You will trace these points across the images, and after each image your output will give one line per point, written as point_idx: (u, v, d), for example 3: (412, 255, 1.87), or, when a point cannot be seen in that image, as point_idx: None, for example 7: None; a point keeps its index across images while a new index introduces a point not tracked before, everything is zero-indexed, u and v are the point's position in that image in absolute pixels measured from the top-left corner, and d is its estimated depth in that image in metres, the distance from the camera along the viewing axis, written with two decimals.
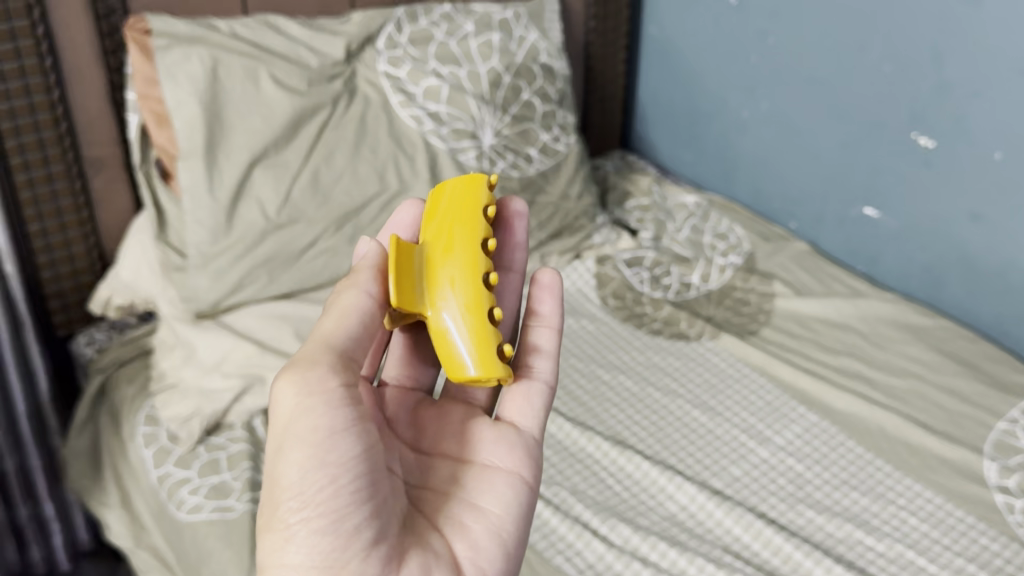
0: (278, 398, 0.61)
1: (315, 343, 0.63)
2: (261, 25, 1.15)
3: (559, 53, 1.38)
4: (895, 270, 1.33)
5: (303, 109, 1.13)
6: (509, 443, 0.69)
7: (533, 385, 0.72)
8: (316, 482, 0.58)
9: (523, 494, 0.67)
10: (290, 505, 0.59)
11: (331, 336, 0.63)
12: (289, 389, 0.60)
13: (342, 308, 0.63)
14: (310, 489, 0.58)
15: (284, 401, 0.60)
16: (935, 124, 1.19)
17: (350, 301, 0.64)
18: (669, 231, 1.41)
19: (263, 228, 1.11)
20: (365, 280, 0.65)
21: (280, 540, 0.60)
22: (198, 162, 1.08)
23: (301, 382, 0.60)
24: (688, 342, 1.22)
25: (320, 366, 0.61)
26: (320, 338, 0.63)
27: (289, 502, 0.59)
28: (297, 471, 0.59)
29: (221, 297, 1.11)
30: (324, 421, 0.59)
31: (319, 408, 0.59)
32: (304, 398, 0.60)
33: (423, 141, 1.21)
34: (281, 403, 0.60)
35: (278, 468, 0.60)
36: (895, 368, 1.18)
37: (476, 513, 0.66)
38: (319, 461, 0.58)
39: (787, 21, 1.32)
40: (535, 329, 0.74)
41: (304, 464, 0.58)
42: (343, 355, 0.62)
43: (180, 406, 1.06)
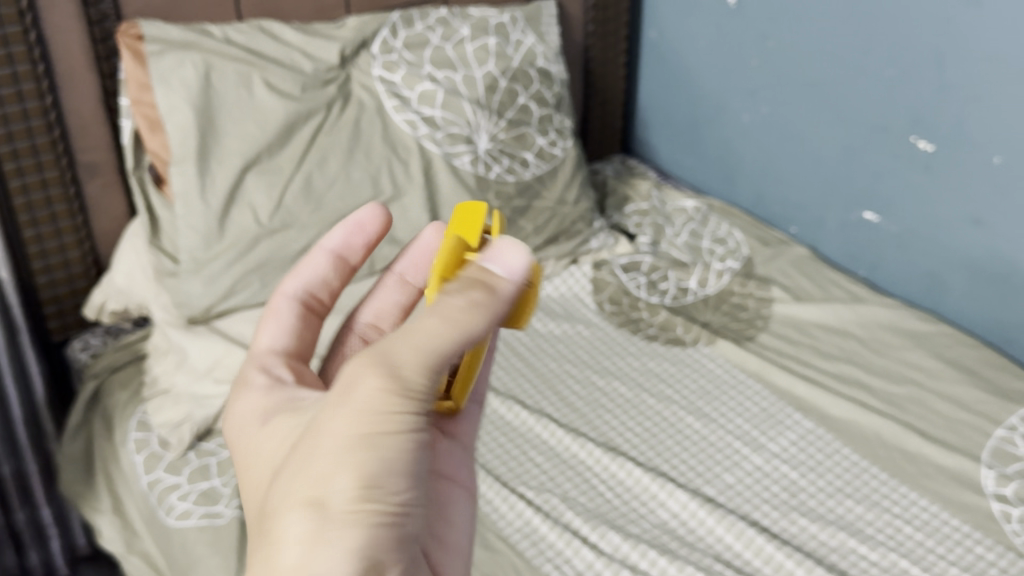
0: (363, 385, 0.48)
1: (413, 334, 0.49)
2: (255, 29, 1.15)
3: (557, 57, 1.38)
4: (895, 275, 1.32)
5: (296, 113, 1.13)
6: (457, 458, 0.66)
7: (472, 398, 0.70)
8: (390, 489, 0.47)
9: (469, 509, 0.64)
10: (348, 503, 0.46)
11: (437, 337, 0.49)
12: (384, 377, 0.48)
13: (458, 307, 0.50)
14: (382, 494, 0.47)
15: (377, 385, 0.48)
16: (934, 128, 1.17)
17: (470, 306, 0.50)
18: (668, 235, 1.40)
19: (255, 233, 1.11)
20: (505, 290, 0.52)
21: (314, 539, 0.46)
22: (191, 167, 1.08)
23: (398, 376, 0.48)
24: (684, 347, 1.21)
25: (423, 364, 0.49)
26: (424, 338, 0.49)
27: (351, 497, 0.46)
28: (376, 469, 0.47)
29: (213, 302, 1.11)
30: (411, 430, 0.48)
31: (413, 413, 0.48)
32: (399, 398, 0.48)
33: (418, 145, 1.21)
34: (369, 382, 0.48)
35: (349, 457, 0.47)
36: (893, 374, 1.17)
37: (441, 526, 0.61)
38: (400, 469, 0.47)
39: (785, 24, 1.31)
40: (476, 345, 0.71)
41: (388, 462, 0.47)
42: (443, 370, 0.49)
43: (173, 410, 1.06)
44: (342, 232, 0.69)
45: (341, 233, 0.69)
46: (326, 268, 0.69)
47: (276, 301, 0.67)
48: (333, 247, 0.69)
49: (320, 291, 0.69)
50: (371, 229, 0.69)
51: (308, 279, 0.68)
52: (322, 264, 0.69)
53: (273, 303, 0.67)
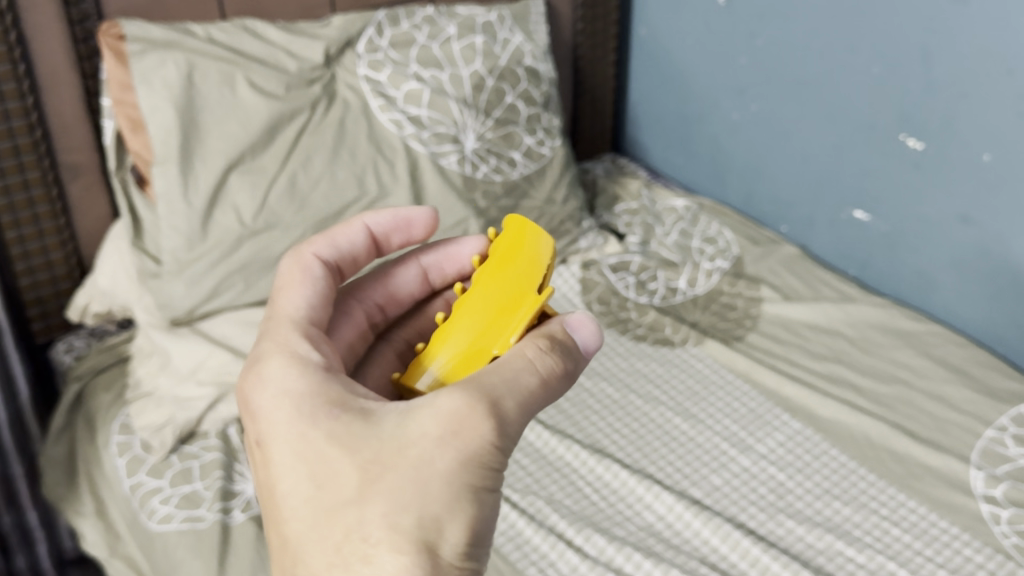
0: (478, 424, 0.49)
1: (511, 385, 0.52)
2: (238, 28, 1.14)
3: (545, 55, 1.37)
4: (886, 273, 1.30)
5: (280, 113, 1.12)
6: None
7: None
8: (483, 542, 0.48)
9: None
10: (455, 551, 0.47)
11: (527, 398, 0.52)
12: (496, 430, 0.50)
13: (550, 370, 0.55)
14: (478, 546, 0.48)
15: (492, 432, 0.49)
16: (923, 125, 1.17)
17: (556, 371, 0.55)
18: (657, 235, 1.39)
19: (238, 234, 1.10)
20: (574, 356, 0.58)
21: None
22: (174, 167, 1.07)
23: (504, 431, 0.50)
24: (673, 348, 1.20)
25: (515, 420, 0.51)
26: (520, 391, 0.52)
27: (457, 545, 0.47)
28: (481, 523, 0.48)
29: (196, 303, 1.10)
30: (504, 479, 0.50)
31: (502, 469, 0.50)
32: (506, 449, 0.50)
33: (404, 145, 1.20)
34: (483, 426, 0.49)
35: (464, 502, 0.47)
36: (882, 374, 1.16)
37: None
38: (489, 525, 0.49)
39: (774, 22, 1.31)
40: None
41: (487, 517, 0.48)
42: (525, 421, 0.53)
43: (155, 414, 1.05)
44: (441, 254, 0.72)
45: (390, 220, 0.68)
46: (360, 245, 0.67)
47: (304, 259, 0.64)
48: (372, 227, 0.68)
49: (344, 262, 0.67)
50: (466, 265, 0.73)
51: (341, 249, 0.66)
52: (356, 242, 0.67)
53: (302, 259, 0.64)
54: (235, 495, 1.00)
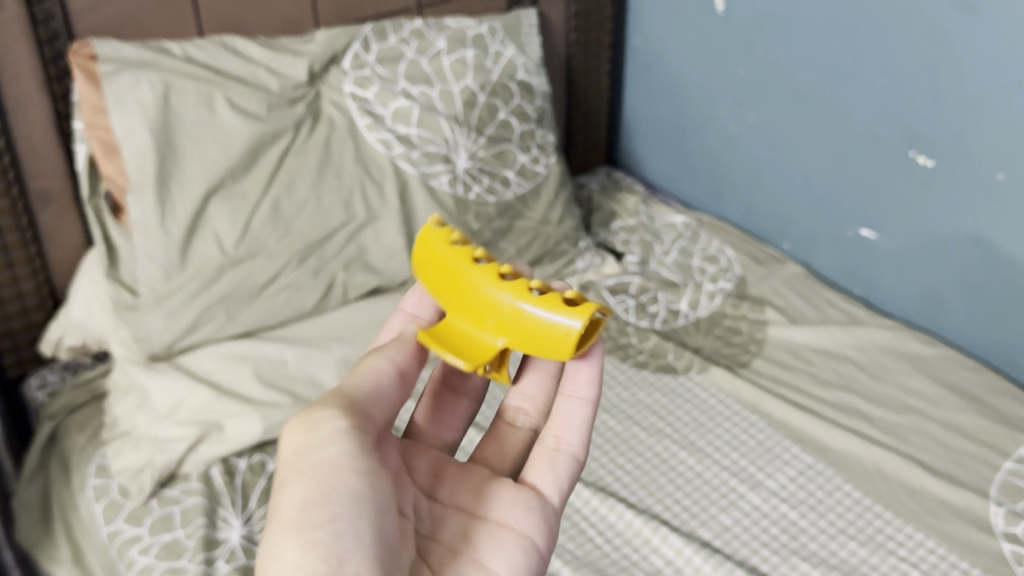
0: (288, 443, 0.58)
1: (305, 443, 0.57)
2: (216, 46, 1.08)
3: (539, 68, 1.32)
4: (893, 294, 1.25)
5: (262, 135, 1.06)
6: (528, 507, 0.66)
7: (559, 456, 0.70)
8: (327, 512, 0.53)
9: (532, 558, 0.64)
10: (288, 542, 0.52)
11: (340, 387, 0.63)
12: (296, 427, 0.58)
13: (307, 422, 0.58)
14: (315, 522, 0.53)
15: (301, 439, 0.57)
16: (933, 142, 1.12)
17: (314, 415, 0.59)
18: (657, 253, 1.34)
19: (219, 263, 1.04)
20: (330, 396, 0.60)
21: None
22: (150, 195, 1.01)
23: (306, 421, 0.58)
24: (676, 376, 1.15)
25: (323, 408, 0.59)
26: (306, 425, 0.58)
27: (289, 539, 0.53)
28: (301, 503, 0.54)
29: (175, 338, 1.04)
30: (336, 455, 0.56)
31: (323, 460, 0.56)
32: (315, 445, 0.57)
33: (393, 166, 1.15)
34: (295, 444, 0.57)
35: (290, 490, 0.55)
36: (892, 401, 1.11)
37: (482, 572, 0.63)
38: (325, 494, 0.54)
39: (775, 32, 1.24)
40: (567, 404, 0.72)
41: (309, 495, 0.54)
42: (335, 433, 0.58)
43: (132, 456, 1.00)
44: None
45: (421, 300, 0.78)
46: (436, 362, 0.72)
47: None
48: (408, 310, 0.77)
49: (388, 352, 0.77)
50: None
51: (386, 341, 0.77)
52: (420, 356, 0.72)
53: None
54: (218, 544, 0.94)
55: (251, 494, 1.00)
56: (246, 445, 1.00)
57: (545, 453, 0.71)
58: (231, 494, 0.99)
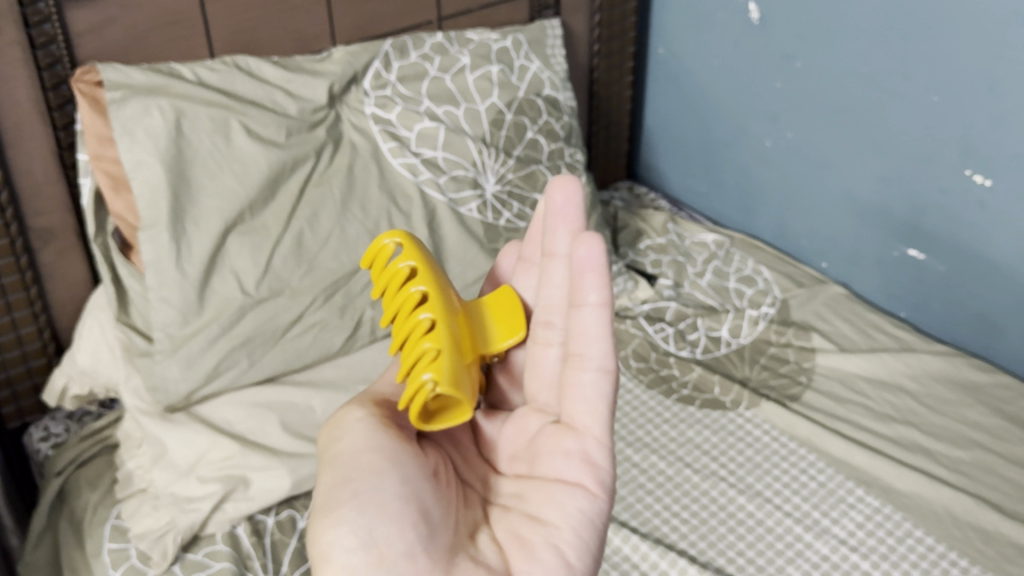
0: (323, 449, 0.60)
1: (330, 443, 0.60)
2: (229, 67, 1.00)
3: (564, 82, 1.25)
4: (943, 316, 1.19)
5: (282, 164, 0.99)
6: (568, 452, 0.61)
7: (585, 374, 0.60)
8: (347, 491, 0.55)
9: (584, 502, 0.60)
10: (321, 533, 0.55)
11: (368, 398, 0.63)
12: (326, 435, 0.60)
13: (331, 427, 0.61)
14: (339, 501, 0.55)
15: (328, 441, 0.60)
16: (991, 160, 1.05)
17: (341, 416, 0.61)
18: (689, 275, 1.28)
19: (240, 304, 0.96)
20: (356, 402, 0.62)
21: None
22: (163, 233, 0.93)
23: (334, 428, 0.60)
24: (725, 413, 1.08)
25: (352, 413, 0.61)
26: (333, 427, 0.61)
27: (320, 532, 0.55)
28: (329, 492, 0.56)
29: (194, 388, 0.96)
30: (354, 441, 0.58)
31: (345, 447, 0.58)
32: (338, 439, 0.59)
33: (420, 192, 1.07)
34: (326, 443, 0.60)
35: (322, 483, 0.58)
36: (954, 435, 1.04)
37: (537, 526, 0.59)
38: (348, 480, 0.56)
39: (815, 44, 1.17)
40: (582, 312, 0.58)
41: (335, 485, 0.56)
42: (353, 421, 0.60)
43: (151, 518, 0.93)
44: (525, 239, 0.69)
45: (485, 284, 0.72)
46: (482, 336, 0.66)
47: None
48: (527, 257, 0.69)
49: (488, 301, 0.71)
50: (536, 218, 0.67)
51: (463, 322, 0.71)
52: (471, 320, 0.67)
53: None
54: None
55: (282, 558, 0.92)
56: (274, 501, 0.93)
57: (575, 374, 0.60)
58: (261, 557, 0.92)
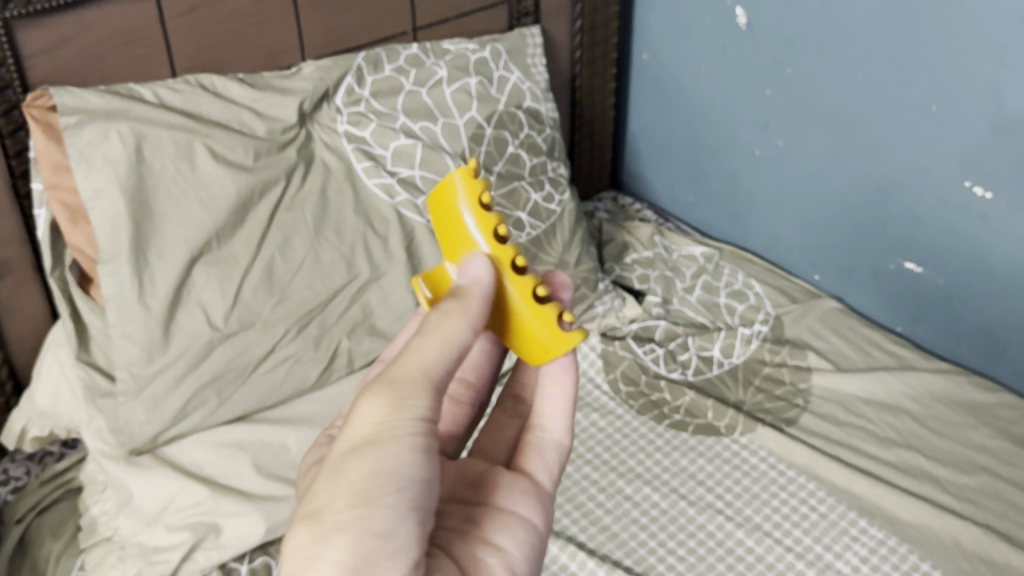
0: (365, 405, 0.48)
1: (376, 404, 0.48)
2: (192, 87, 0.95)
3: (545, 93, 1.20)
4: (942, 332, 1.15)
5: (250, 189, 0.93)
6: (523, 489, 0.58)
7: (545, 442, 0.62)
8: (394, 490, 0.46)
9: (536, 540, 0.56)
10: (342, 509, 0.45)
11: (428, 364, 0.50)
12: (373, 395, 0.48)
13: (389, 379, 0.49)
14: (383, 497, 0.45)
15: (380, 403, 0.48)
16: (993, 172, 1.01)
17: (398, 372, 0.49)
18: (678, 291, 1.23)
19: (209, 339, 0.91)
20: (475, 313, 0.53)
21: (310, 550, 0.45)
22: (125, 266, 0.88)
23: (388, 392, 0.48)
24: (720, 439, 1.03)
25: (417, 387, 0.49)
26: (390, 380, 0.49)
27: (342, 505, 0.45)
28: (368, 470, 0.46)
29: (160, 431, 0.90)
30: (412, 428, 0.48)
31: (403, 429, 0.47)
32: (394, 412, 0.48)
33: (397, 215, 1.02)
34: (374, 404, 0.48)
35: (361, 456, 0.46)
36: (958, 460, 1.00)
37: (493, 550, 0.53)
38: (395, 472, 0.46)
39: (807, 50, 1.13)
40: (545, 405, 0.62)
41: (380, 467, 0.46)
42: (419, 386, 0.49)
43: (117, 571, 0.86)
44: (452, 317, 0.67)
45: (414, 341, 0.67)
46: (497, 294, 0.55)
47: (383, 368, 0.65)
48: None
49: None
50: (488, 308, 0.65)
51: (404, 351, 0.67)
52: (483, 301, 0.54)
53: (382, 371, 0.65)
54: None
55: None
56: (248, 548, 0.88)
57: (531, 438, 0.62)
58: None
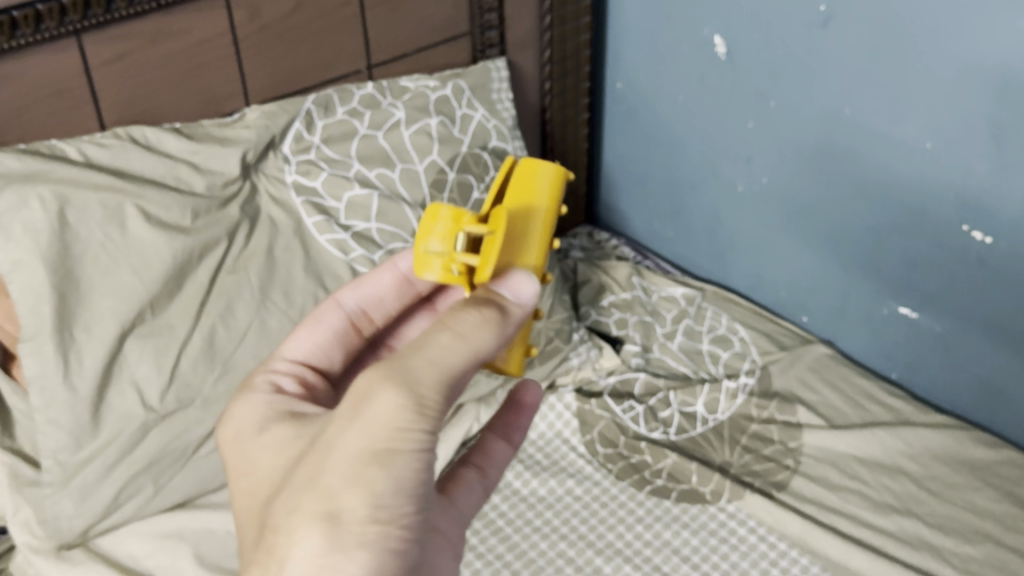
0: (386, 400, 0.43)
1: (402, 403, 0.43)
2: (123, 142, 0.87)
3: (512, 130, 1.12)
4: (941, 381, 1.09)
5: (188, 252, 0.85)
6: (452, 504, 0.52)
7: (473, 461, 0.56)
8: (415, 509, 0.42)
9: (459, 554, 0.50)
10: (366, 523, 0.41)
11: (451, 369, 0.46)
12: (396, 389, 0.43)
13: (411, 375, 0.44)
14: (406, 515, 0.42)
15: (405, 403, 0.43)
16: (992, 216, 0.94)
17: (421, 371, 0.45)
18: (659, 336, 1.16)
19: (143, 420, 0.83)
20: (509, 333, 0.49)
21: (327, 560, 0.40)
22: (47, 344, 0.79)
23: (414, 393, 0.44)
24: (705, 507, 0.96)
25: (438, 391, 0.45)
26: (413, 377, 0.44)
27: (365, 517, 0.41)
28: (394, 485, 0.42)
29: (91, 523, 0.83)
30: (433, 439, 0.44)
31: (426, 441, 0.43)
32: (417, 419, 0.43)
33: (351, 272, 0.94)
34: (398, 402, 0.43)
35: (389, 463, 0.42)
36: (961, 527, 0.93)
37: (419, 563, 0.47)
38: (416, 490, 0.43)
39: (791, 82, 1.05)
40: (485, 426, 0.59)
41: (403, 479, 0.42)
42: (442, 389, 0.45)
43: None
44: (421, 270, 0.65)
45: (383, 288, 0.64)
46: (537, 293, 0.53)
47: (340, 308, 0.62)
48: (404, 271, 0.65)
49: (375, 313, 0.64)
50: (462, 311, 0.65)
51: (366, 295, 0.63)
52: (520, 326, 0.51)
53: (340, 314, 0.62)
54: None
55: None
56: None
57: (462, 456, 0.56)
58: None
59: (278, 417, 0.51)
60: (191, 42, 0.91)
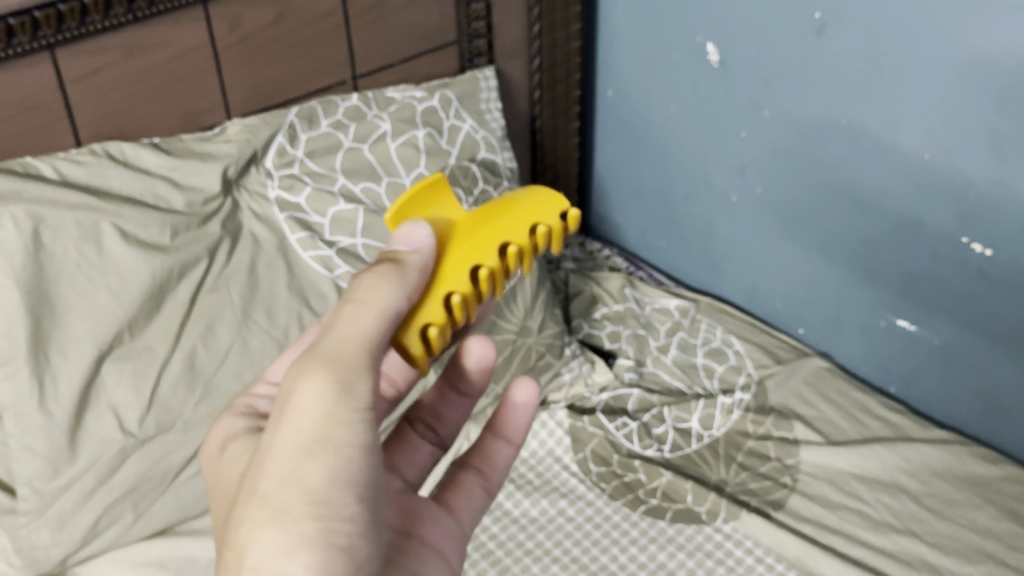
0: (308, 392, 0.42)
1: (322, 392, 0.42)
2: (99, 159, 0.84)
3: (501, 141, 1.10)
4: (940, 395, 1.07)
5: (167, 272, 0.83)
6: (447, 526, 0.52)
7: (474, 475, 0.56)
8: (356, 496, 0.41)
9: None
10: (304, 521, 0.40)
11: (364, 339, 0.44)
12: (315, 379, 0.42)
13: (328, 357, 0.43)
14: (346, 503, 0.41)
15: (325, 389, 0.42)
16: (993, 228, 0.92)
17: (339, 353, 0.44)
18: (653, 350, 1.14)
19: (121, 446, 0.80)
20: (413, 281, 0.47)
21: (273, 564, 0.39)
22: (21, 369, 0.76)
23: (333, 379, 0.42)
24: (701, 527, 0.93)
25: (362, 372, 0.43)
26: (332, 359, 0.43)
27: (303, 514, 0.40)
28: (327, 478, 0.41)
29: (69, 552, 0.81)
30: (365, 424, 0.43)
31: (356, 425, 0.42)
32: (342, 402, 0.42)
33: (335, 288, 0.91)
34: (319, 389, 0.42)
35: (318, 456, 0.41)
36: (963, 547, 0.90)
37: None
38: (352, 478, 0.41)
39: (785, 91, 1.03)
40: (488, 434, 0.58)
41: (337, 470, 0.41)
42: (362, 365, 0.44)
43: None
44: None
45: None
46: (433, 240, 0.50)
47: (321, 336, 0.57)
48: None
49: None
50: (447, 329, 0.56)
51: None
52: (418, 271, 0.48)
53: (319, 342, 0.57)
54: None
55: None
56: None
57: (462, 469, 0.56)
58: None
59: (245, 434, 0.49)
60: (170, 55, 0.88)
